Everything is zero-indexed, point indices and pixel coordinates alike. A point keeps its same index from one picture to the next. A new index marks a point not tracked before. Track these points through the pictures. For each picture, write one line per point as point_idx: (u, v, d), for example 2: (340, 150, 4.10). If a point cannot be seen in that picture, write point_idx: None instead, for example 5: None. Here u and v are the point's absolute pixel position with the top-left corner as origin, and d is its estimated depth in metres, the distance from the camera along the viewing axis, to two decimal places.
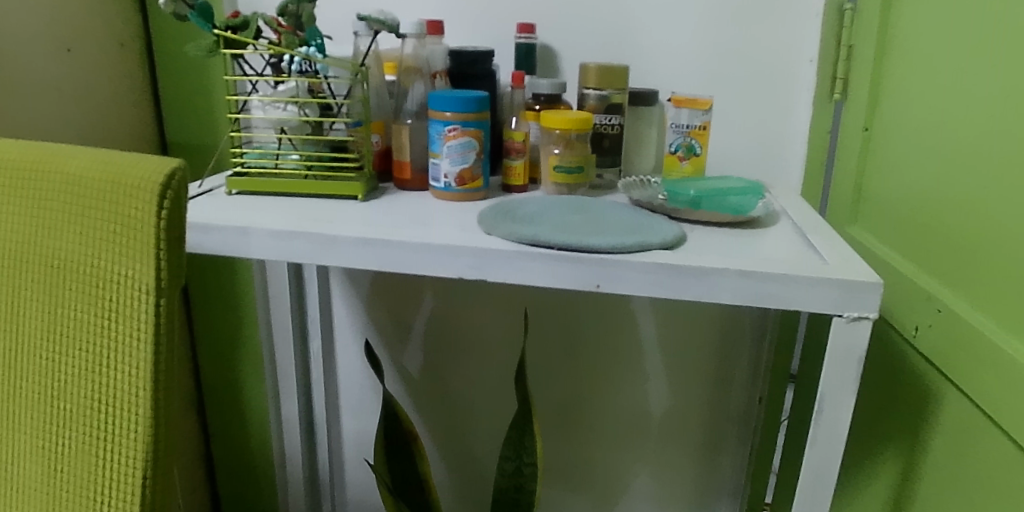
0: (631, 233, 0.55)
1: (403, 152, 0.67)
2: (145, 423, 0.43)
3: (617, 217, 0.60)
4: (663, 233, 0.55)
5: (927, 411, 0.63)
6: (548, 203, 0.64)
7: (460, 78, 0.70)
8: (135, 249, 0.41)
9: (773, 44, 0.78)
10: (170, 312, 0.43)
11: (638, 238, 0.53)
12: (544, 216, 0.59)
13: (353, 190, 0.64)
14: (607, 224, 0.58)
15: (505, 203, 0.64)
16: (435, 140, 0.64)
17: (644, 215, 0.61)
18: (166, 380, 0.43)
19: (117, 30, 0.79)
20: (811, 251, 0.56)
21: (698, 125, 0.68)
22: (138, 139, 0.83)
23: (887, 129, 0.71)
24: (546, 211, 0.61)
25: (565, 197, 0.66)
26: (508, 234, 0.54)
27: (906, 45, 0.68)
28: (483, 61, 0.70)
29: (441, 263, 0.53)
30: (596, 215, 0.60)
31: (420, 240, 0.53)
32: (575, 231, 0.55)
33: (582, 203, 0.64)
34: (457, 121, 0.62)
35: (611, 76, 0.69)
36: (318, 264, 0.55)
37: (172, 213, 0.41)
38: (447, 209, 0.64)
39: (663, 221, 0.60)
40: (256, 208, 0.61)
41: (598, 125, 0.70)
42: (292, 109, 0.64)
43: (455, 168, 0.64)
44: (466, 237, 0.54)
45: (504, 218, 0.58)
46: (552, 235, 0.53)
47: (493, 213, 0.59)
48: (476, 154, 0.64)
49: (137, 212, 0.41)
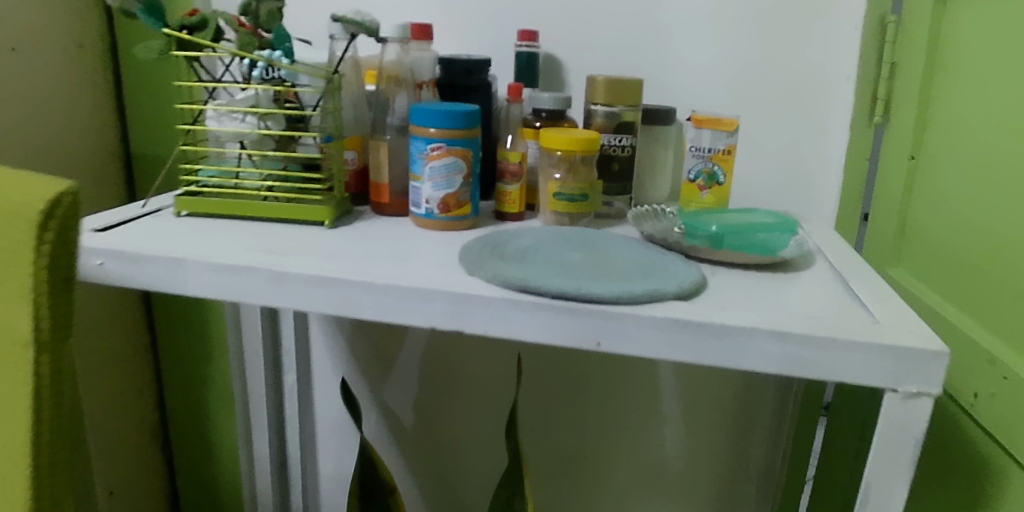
0: (642, 279, 0.46)
1: (381, 173, 0.58)
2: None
3: (623, 258, 0.51)
4: (679, 280, 0.46)
5: (987, 492, 0.53)
6: (543, 237, 0.55)
7: (450, 89, 0.63)
8: (10, 291, 0.33)
9: (807, 60, 0.69)
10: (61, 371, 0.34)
11: (649, 286, 0.44)
12: (537, 254, 0.50)
13: (321, 214, 0.55)
14: (612, 267, 0.48)
15: (492, 234, 0.55)
16: (417, 160, 0.55)
17: (656, 255, 0.52)
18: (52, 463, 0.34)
19: (76, 30, 0.71)
20: (856, 306, 0.46)
21: (722, 149, 0.58)
22: (97, 152, 0.75)
23: (937, 160, 0.62)
24: (541, 247, 0.52)
25: (563, 230, 0.57)
26: (492, 275, 0.45)
27: (959, 62, 0.59)
28: (477, 71, 0.62)
29: (411, 310, 0.44)
30: (599, 255, 0.51)
31: (386, 280, 0.44)
32: (577, 275, 0.46)
33: (582, 239, 0.55)
34: (442, 139, 0.54)
35: (623, 89, 0.60)
36: (266, 306, 0.46)
37: (56, 247, 0.33)
38: (426, 239, 0.55)
39: (680, 264, 0.50)
40: (204, 234, 0.52)
41: (605, 145, 0.61)
42: (251, 120, 0.56)
43: (438, 192, 0.56)
44: (442, 278, 0.45)
45: (492, 256, 0.49)
46: (546, 280, 0.44)
47: (477, 247, 0.50)
48: (464, 177, 0.56)
49: (11, 246, 0.33)
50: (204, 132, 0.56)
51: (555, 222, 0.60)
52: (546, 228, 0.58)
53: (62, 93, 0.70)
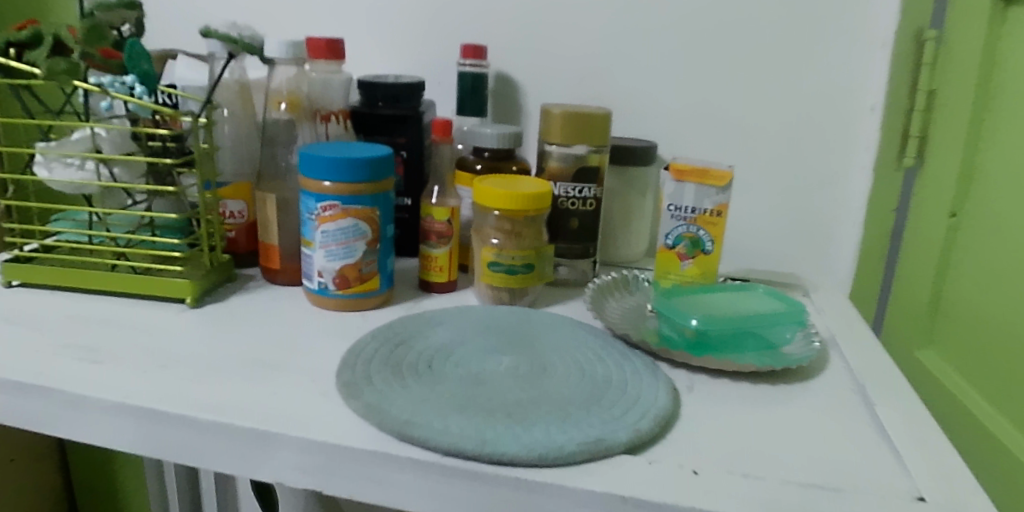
0: (584, 416, 0.32)
1: (269, 232, 0.45)
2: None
3: (567, 369, 0.37)
4: (636, 417, 0.33)
5: None
6: (467, 330, 0.41)
7: (370, 120, 0.49)
8: None
9: (827, 84, 0.55)
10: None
11: (590, 434, 0.31)
12: (448, 363, 0.37)
13: (182, 290, 0.43)
14: (548, 389, 0.35)
15: (400, 320, 0.41)
16: (306, 222, 0.42)
17: (614, 361, 0.39)
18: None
19: None
20: (885, 454, 0.33)
21: (710, 209, 0.44)
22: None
23: (987, 223, 0.48)
24: (459, 349, 0.39)
25: (499, 317, 0.44)
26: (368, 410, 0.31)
27: (1020, 99, 0.45)
28: (409, 97, 0.48)
29: (252, 459, 0.31)
30: (536, 364, 0.38)
31: (217, 417, 0.31)
32: (492, 409, 0.32)
33: (519, 333, 0.41)
34: (337, 195, 0.41)
35: (585, 126, 0.46)
36: (66, 439, 0.34)
37: None
38: (314, 325, 0.42)
39: (646, 379, 0.37)
40: (18, 321, 0.40)
41: (560, 196, 0.48)
42: (92, 167, 0.44)
43: (334, 263, 0.43)
44: (301, 410, 0.33)
45: (384, 369, 0.36)
46: (442, 424, 0.31)
47: (367, 352, 0.37)
48: (369, 243, 0.43)
49: None
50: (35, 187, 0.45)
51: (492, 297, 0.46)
52: (479, 311, 0.44)
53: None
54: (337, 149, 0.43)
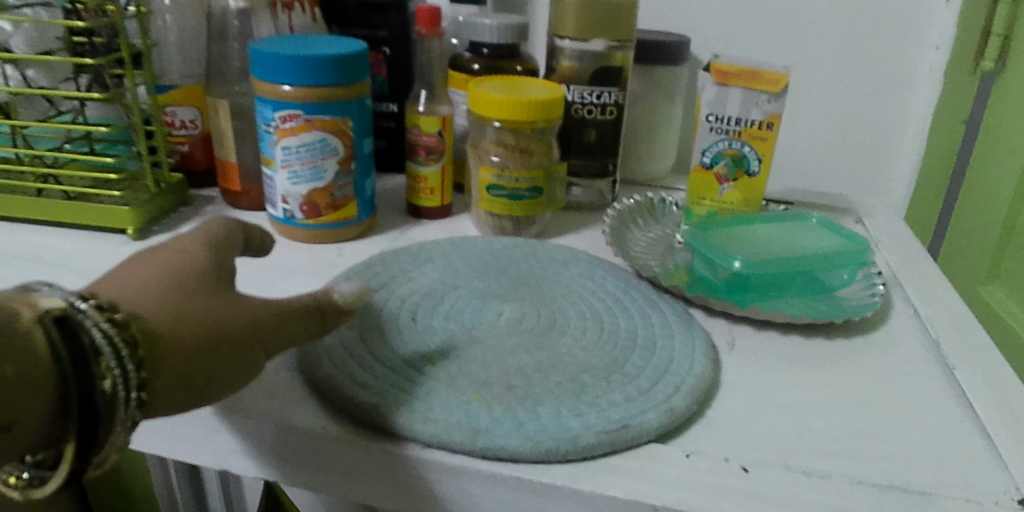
0: (603, 390, 0.26)
1: (226, 148, 0.38)
2: (41, 421, 0.18)
3: (581, 322, 0.31)
4: (667, 389, 0.26)
5: None
6: (462, 269, 0.34)
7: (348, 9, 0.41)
8: None
9: None
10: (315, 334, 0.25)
11: (611, 417, 0.24)
12: (436, 315, 0.30)
13: (119, 219, 0.35)
14: (559, 350, 0.28)
15: (380, 257, 0.34)
16: (265, 136, 0.35)
17: (638, 311, 0.32)
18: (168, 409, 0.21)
19: None
20: (973, 437, 0.27)
21: (757, 121, 0.36)
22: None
23: None
24: (450, 295, 0.32)
25: (500, 251, 0.36)
26: (332, 383, 0.25)
27: None
28: None
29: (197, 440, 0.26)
30: (543, 315, 0.31)
31: None
32: (488, 381, 0.26)
33: (523, 274, 0.34)
34: (297, 104, 0.34)
35: (606, 15, 0.38)
36: None
37: None
38: (279, 263, 0.35)
39: (677, 336, 0.30)
40: None
41: (574, 103, 0.40)
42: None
43: (299, 187, 0.35)
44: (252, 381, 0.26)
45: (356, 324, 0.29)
46: (425, 404, 0.24)
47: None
48: (340, 162, 0.35)
49: None
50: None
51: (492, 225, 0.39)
52: (475, 243, 0.37)
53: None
54: (300, 44, 0.35)
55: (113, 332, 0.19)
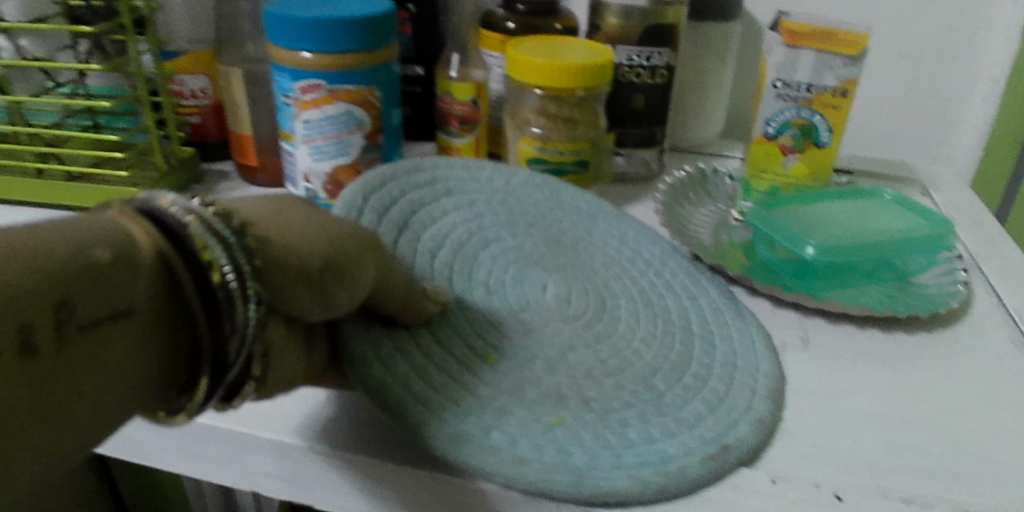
0: (683, 400, 0.24)
1: (239, 119, 0.35)
2: (144, 323, 0.15)
3: (632, 305, 0.28)
4: (745, 393, 0.24)
5: None
6: (489, 214, 0.30)
7: None
8: None
9: None
10: (405, 303, 0.23)
11: (707, 437, 0.22)
12: (470, 292, 0.27)
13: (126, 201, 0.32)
14: (621, 346, 0.26)
15: (392, 183, 0.29)
16: (283, 109, 0.32)
17: (683, 290, 0.29)
18: (306, 318, 0.18)
19: None
20: None
21: (829, 87, 0.33)
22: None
23: None
24: (483, 259, 0.29)
25: (521, 191, 0.32)
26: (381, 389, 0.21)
27: None
28: None
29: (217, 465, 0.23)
30: (590, 292, 0.28)
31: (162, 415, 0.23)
32: (561, 394, 0.23)
33: (551, 232, 0.31)
34: (317, 73, 0.30)
35: None
36: None
37: None
38: None
39: (731, 322, 0.28)
40: None
41: (621, 66, 0.36)
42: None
43: (322, 165, 0.32)
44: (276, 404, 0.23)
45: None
46: (505, 437, 0.21)
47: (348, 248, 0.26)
48: (365, 136, 0.32)
49: None
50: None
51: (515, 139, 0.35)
52: (492, 172, 0.32)
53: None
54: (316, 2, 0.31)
55: (221, 231, 0.16)
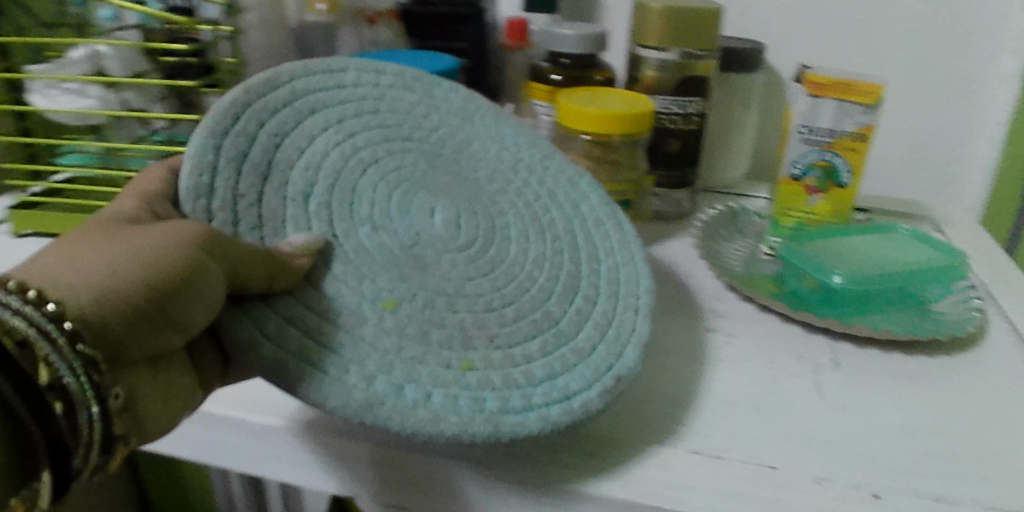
0: (575, 326, 0.30)
1: None
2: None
3: (520, 225, 0.33)
4: (631, 315, 0.31)
5: None
6: (360, 126, 0.31)
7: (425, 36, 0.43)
8: None
9: None
10: (270, 279, 0.25)
11: (605, 369, 0.28)
12: (359, 198, 0.29)
13: None
14: (505, 266, 0.31)
15: (250, 109, 0.28)
16: None
17: (605, 246, 0.34)
18: (151, 342, 0.23)
19: None
20: None
21: (854, 131, 0.36)
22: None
23: None
24: (366, 186, 0.30)
25: (396, 92, 0.34)
26: (277, 367, 0.24)
27: None
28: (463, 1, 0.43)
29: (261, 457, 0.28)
30: (476, 213, 0.32)
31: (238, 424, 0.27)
32: (470, 339, 0.27)
33: (435, 142, 0.34)
34: None
35: (691, 26, 0.37)
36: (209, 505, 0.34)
37: None
38: None
39: (612, 235, 0.35)
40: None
41: (660, 112, 0.40)
42: (99, 94, 0.36)
43: None
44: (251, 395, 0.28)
45: (253, 188, 0.27)
46: (417, 394, 0.25)
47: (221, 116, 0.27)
48: None
49: None
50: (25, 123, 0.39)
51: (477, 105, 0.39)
52: (373, 77, 0.33)
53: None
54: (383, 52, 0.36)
55: (47, 325, 0.21)
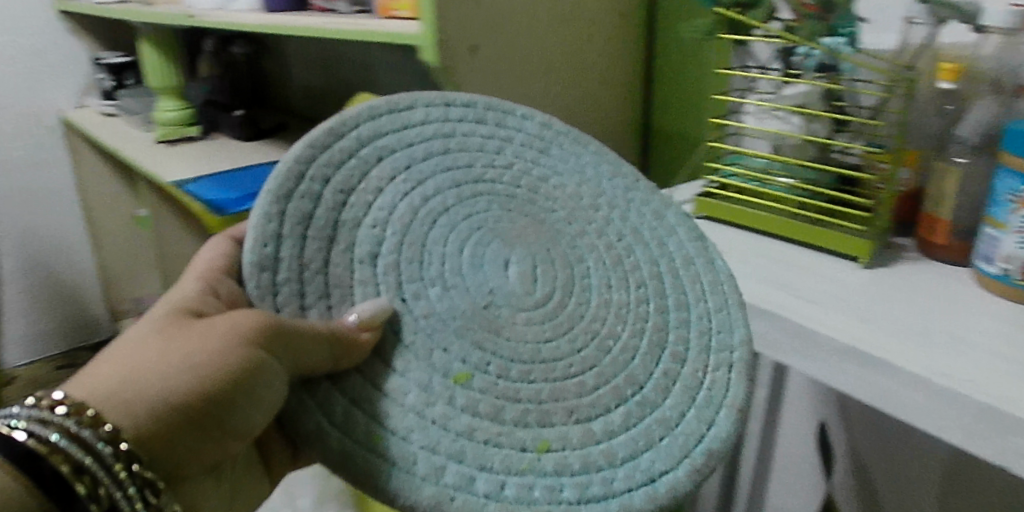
0: (633, 472, 0.74)
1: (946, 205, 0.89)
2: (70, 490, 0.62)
3: (583, 267, 0.88)
4: (702, 424, 0.79)
5: None
6: (430, 365, 0.73)
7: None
8: (227, 443, 0.74)
9: None
10: (342, 350, 0.70)
11: (648, 473, 0.74)
12: (476, 277, 0.80)
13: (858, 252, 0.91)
14: (563, 304, 0.83)
15: (328, 199, 0.77)
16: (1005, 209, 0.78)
17: (684, 311, 0.89)
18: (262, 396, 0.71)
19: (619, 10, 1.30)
20: None
21: None
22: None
23: None
24: (440, 258, 0.79)
25: (519, 177, 0.91)
26: (384, 459, 0.68)
27: None
28: None
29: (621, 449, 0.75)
30: (538, 264, 0.85)
31: (619, 424, 0.76)
32: (546, 434, 0.73)
33: (511, 197, 0.89)
34: None
35: None
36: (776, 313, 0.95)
37: (231, 402, 0.71)
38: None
39: (688, 361, 0.84)
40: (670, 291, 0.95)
41: None
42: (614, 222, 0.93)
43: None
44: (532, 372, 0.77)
45: (361, 258, 0.76)
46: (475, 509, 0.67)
47: (306, 191, 0.76)
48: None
49: (229, 441, 0.74)
50: (809, 132, 0.97)
51: (530, 170, 0.93)
52: (509, 165, 0.91)
53: (598, 73, 1.30)
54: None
55: (100, 467, 0.63)
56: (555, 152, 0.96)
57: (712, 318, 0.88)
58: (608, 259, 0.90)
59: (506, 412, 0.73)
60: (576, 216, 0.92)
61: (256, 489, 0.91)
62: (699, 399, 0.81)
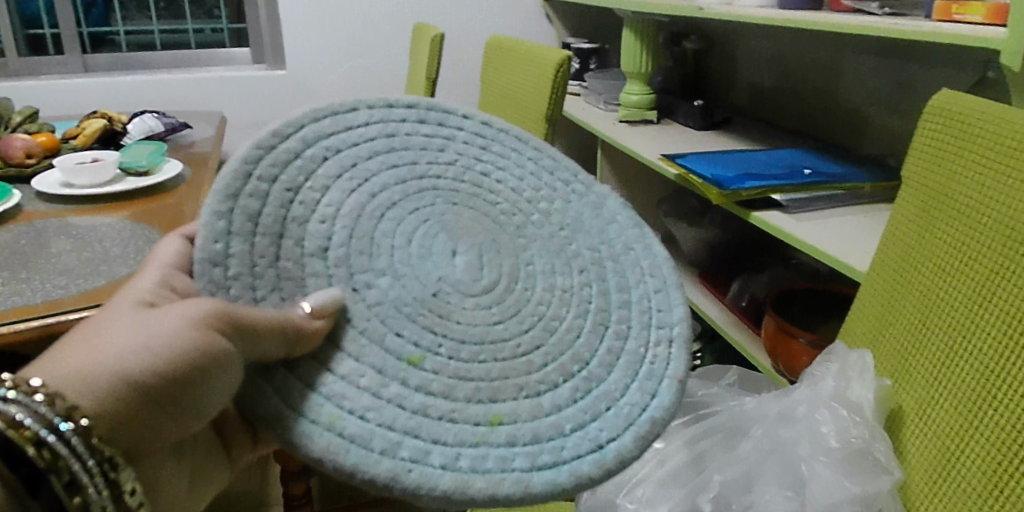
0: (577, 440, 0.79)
1: None
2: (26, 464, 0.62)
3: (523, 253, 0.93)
4: (639, 396, 0.85)
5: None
6: (380, 351, 0.76)
7: None
8: (187, 424, 0.75)
9: None
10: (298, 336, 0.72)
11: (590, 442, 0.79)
12: (425, 268, 0.84)
13: None
14: (505, 288, 0.88)
15: (276, 196, 0.79)
16: None
17: (622, 292, 0.95)
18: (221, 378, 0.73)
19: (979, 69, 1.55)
20: None
21: None
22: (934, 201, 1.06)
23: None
24: (388, 251, 0.83)
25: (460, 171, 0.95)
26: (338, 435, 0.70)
27: None
28: None
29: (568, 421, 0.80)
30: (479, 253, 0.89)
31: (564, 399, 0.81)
32: (495, 408, 0.77)
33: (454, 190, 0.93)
34: None
35: None
36: None
37: (190, 384, 0.72)
38: None
39: (627, 340, 0.90)
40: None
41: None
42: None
43: None
44: (480, 353, 0.81)
45: (309, 250, 0.79)
46: (429, 479, 0.70)
47: (252, 190, 0.78)
48: None
49: (189, 421, 0.75)
50: None
51: (473, 165, 0.97)
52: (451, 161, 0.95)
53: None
54: None
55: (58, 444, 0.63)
56: (496, 148, 1.02)
57: (652, 298, 0.96)
58: (552, 247, 0.95)
59: (458, 390, 0.77)
60: (519, 208, 0.97)
61: (216, 470, 0.92)
62: (642, 372, 0.88)
